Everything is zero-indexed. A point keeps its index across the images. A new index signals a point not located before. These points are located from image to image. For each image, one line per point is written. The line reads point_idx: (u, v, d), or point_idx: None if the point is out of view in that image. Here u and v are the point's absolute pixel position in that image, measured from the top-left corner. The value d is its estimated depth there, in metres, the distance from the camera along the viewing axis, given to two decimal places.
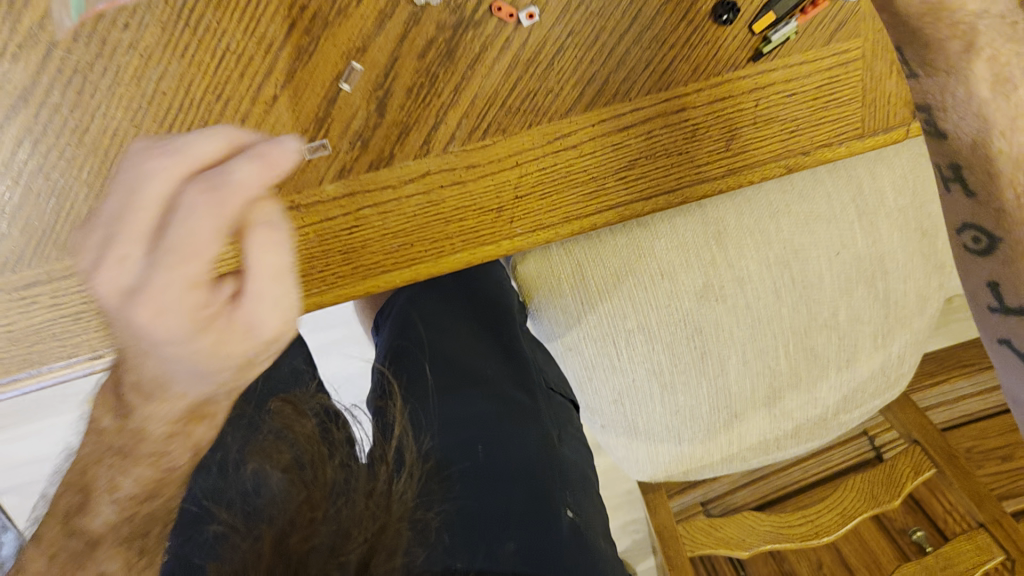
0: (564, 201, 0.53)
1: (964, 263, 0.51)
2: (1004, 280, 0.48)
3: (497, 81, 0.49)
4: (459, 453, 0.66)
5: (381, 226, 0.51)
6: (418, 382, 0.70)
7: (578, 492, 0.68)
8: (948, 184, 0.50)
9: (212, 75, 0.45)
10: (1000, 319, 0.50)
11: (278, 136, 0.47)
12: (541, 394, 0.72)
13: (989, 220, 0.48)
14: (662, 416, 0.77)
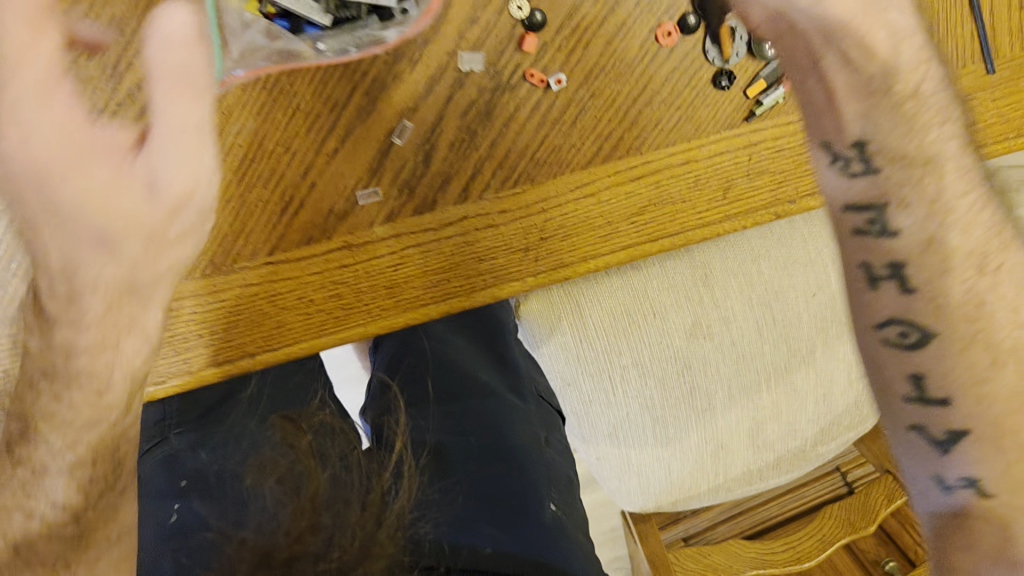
0: (584, 243, 0.60)
1: (881, 360, 0.55)
2: (930, 371, 0.53)
3: (527, 137, 0.56)
4: (459, 444, 0.76)
5: (422, 265, 0.58)
6: (421, 393, 0.82)
7: (561, 488, 0.78)
8: (879, 280, 0.54)
9: (283, 129, 0.52)
10: (914, 408, 0.55)
11: (336, 182, 0.54)
12: (532, 402, 0.83)
13: (924, 315, 0.53)
14: (654, 448, 0.84)
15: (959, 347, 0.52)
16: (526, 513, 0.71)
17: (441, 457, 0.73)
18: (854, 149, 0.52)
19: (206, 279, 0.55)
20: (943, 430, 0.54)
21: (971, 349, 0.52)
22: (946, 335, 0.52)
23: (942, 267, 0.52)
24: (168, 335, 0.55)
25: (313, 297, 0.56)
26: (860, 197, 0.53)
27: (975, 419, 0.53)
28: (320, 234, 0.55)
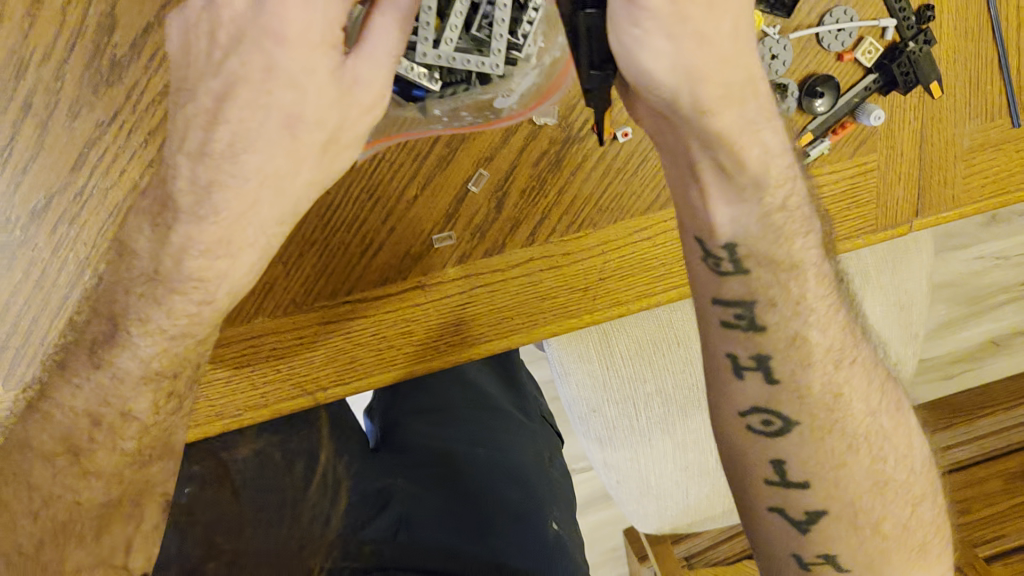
0: (634, 282, 0.63)
1: (745, 445, 0.58)
2: (791, 457, 0.56)
3: (591, 186, 0.59)
4: (464, 467, 0.78)
5: (489, 302, 0.61)
6: (430, 411, 0.83)
7: (564, 508, 0.82)
8: (744, 370, 0.57)
9: (367, 175, 0.55)
10: (775, 490, 0.57)
11: (415, 225, 0.57)
12: (538, 418, 0.90)
13: (783, 405, 0.56)
14: (673, 469, 0.96)
15: (822, 433, 0.56)
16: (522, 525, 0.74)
17: (449, 476, 0.76)
18: (725, 250, 0.55)
19: (285, 320, 0.58)
20: (802, 510, 0.57)
21: (828, 436, 0.56)
22: (807, 425, 0.56)
23: (803, 360, 0.56)
24: (250, 371, 0.59)
25: (385, 333, 0.60)
26: (730, 294, 0.56)
27: (831, 498, 0.56)
28: (395, 275, 0.58)
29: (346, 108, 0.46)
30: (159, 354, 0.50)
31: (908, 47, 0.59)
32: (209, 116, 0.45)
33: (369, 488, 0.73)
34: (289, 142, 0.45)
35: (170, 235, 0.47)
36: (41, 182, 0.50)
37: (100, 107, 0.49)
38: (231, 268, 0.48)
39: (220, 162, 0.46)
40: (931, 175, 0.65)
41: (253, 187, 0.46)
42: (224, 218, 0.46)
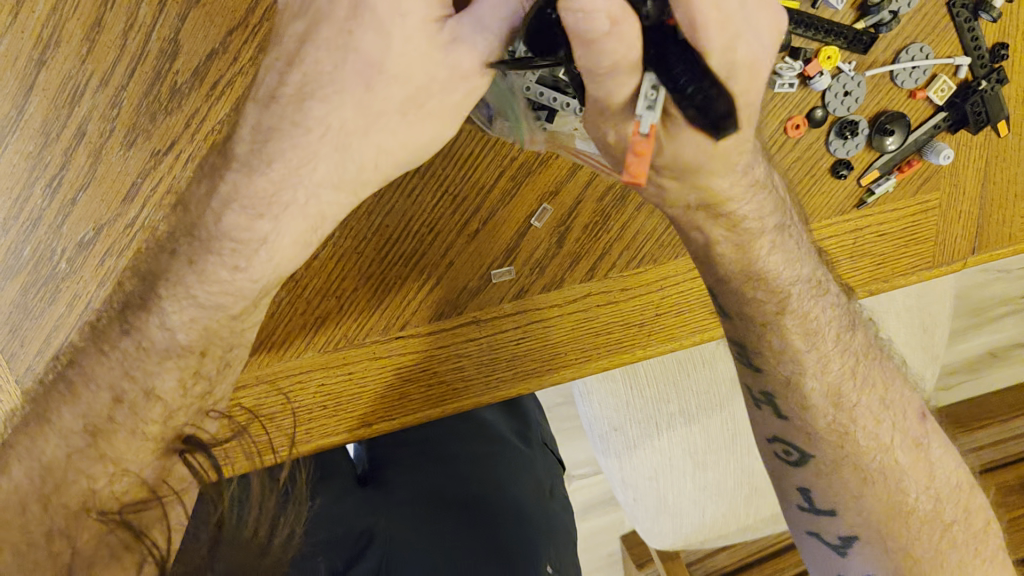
0: (691, 321, 0.61)
1: (778, 471, 0.59)
2: (815, 487, 0.57)
3: (656, 222, 0.58)
4: (457, 501, 0.71)
5: (543, 338, 0.58)
6: (428, 448, 0.76)
7: (562, 548, 0.72)
8: (759, 402, 0.58)
9: (432, 205, 0.53)
10: (807, 515, 0.58)
11: (476, 258, 0.56)
12: (538, 447, 0.82)
13: (799, 438, 0.56)
14: (691, 489, 0.90)
15: (830, 469, 0.56)
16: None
17: (436, 515, 0.69)
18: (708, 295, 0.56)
19: (333, 354, 0.55)
20: (836, 537, 0.57)
21: (841, 470, 0.56)
22: (818, 459, 0.56)
23: (802, 402, 0.56)
24: (292, 407, 0.55)
25: (435, 368, 0.57)
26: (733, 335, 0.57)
27: (861, 524, 0.56)
28: (451, 310, 0.56)
29: (435, 66, 0.40)
30: (191, 324, 0.46)
31: (980, 86, 0.59)
32: (287, 61, 0.42)
33: (344, 531, 0.68)
34: (362, 92, 0.41)
35: (215, 190, 0.45)
36: (90, 215, 0.49)
37: (157, 138, 0.48)
38: (271, 232, 0.44)
39: (289, 105, 0.42)
40: (990, 213, 0.64)
41: (315, 138, 0.42)
42: (275, 171, 0.43)
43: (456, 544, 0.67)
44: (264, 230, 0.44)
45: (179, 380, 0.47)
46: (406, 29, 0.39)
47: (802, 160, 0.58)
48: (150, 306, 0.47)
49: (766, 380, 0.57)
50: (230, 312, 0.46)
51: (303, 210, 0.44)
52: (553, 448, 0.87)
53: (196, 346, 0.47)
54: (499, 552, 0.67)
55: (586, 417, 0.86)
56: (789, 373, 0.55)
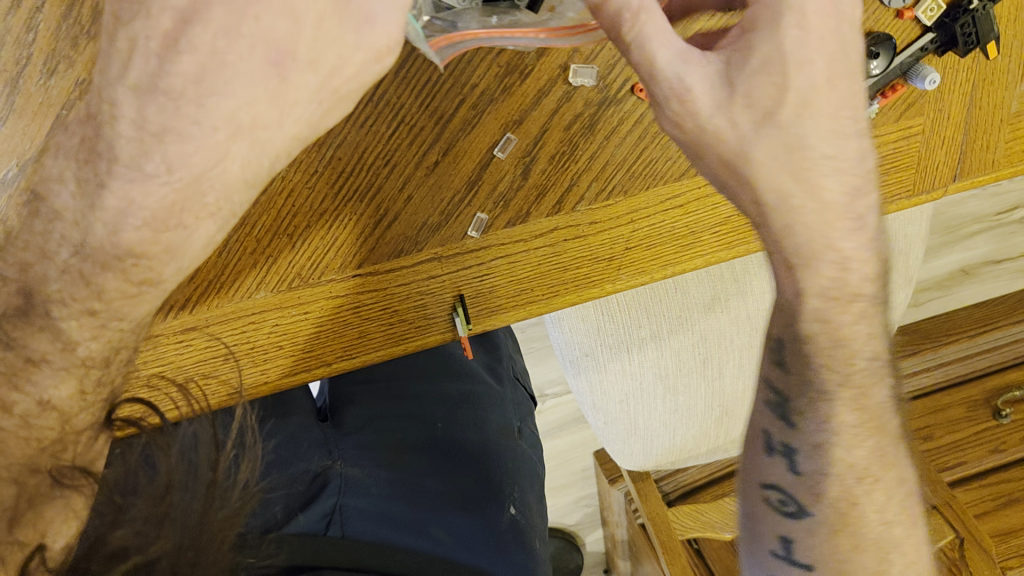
0: (663, 251, 0.59)
1: (762, 514, 0.60)
2: (800, 539, 0.59)
3: (627, 150, 0.54)
4: (421, 432, 0.71)
5: (509, 272, 0.56)
6: (396, 379, 0.75)
7: (523, 487, 0.72)
8: (772, 449, 0.58)
9: (385, 143, 0.50)
10: (781, 563, 0.60)
11: (437, 193, 0.52)
12: (507, 381, 0.82)
13: (804, 496, 0.58)
14: (662, 413, 0.89)
15: (834, 531, 0.57)
16: (472, 513, 0.65)
17: (397, 449, 0.69)
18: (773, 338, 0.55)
19: (288, 294, 0.52)
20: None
21: (842, 534, 0.57)
22: (819, 516, 0.57)
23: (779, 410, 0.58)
24: (248, 347, 0.53)
25: (396, 305, 0.55)
26: (774, 379, 0.57)
27: None
28: (411, 246, 0.53)
29: (349, 49, 0.39)
30: (92, 338, 0.46)
31: (971, 5, 0.55)
32: (166, 41, 0.38)
33: (300, 472, 0.64)
34: (275, 84, 0.40)
35: (97, 204, 0.42)
36: (12, 150, 0.45)
37: (80, 66, 0.45)
38: (182, 240, 0.43)
39: (180, 100, 0.39)
40: (974, 140, 0.62)
41: (223, 138, 0.40)
42: (180, 177, 0.41)
43: (415, 477, 0.67)
44: (173, 241, 0.43)
45: (76, 388, 0.48)
46: (318, 9, 0.38)
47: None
48: (37, 315, 0.46)
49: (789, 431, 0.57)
50: (132, 319, 0.46)
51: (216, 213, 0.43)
52: (524, 381, 0.88)
53: (97, 355, 0.47)
54: (459, 487, 0.67)
55: (558, 342, 0.85)
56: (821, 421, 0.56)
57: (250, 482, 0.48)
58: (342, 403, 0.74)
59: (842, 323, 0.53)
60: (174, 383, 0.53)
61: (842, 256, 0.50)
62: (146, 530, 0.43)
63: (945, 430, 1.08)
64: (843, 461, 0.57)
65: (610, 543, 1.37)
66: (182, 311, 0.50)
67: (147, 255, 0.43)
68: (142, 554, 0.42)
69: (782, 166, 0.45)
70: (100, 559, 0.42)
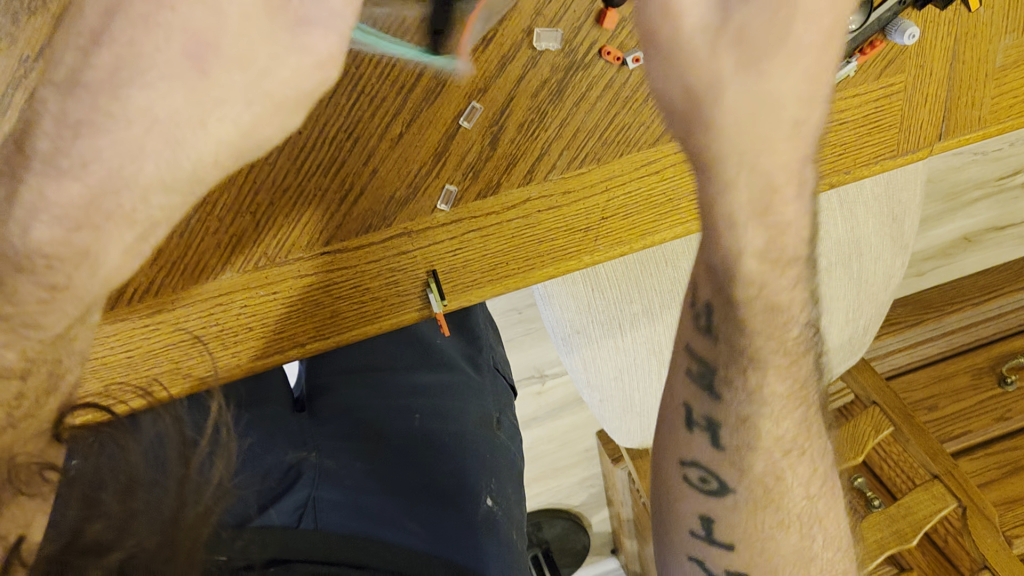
0: (641, 220, 0.57)
1: (681, 491, 0.60)
2: (720, 516, 0.58)
3: (598, 116, 0.53)
4: (398, 419, 0.71)
5: (482, 248, 0.55)
6: (373, 371, 0.75)
7: (501, 478, 0.71)
8: (694, 424, 0.58)
9: (346, 115, 0.49)
10: (699, 542, 0.60)
11: (402, 165, 0.51)
12: (487, 370, 0.82)
13: (729, 474, 0.58)
14: (657, 389, 0.88)
15: (755, 508, 0.58)
16: (445, 505, 0.65)
17: (373, 441, 0.69)
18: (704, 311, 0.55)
19: (255, 274, 0.51)
20: (722, 568, 0.59)
21: (763, 511, 0.58)
22: (739, 492, 0.58)
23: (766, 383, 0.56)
24: (217, 329, 0.52)
25: (367, 283, 0.54)
26: (701, 351, 0.56)
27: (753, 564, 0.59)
28: (378, 223, 0.52)
29: (282, 49, 0.41)
30: (7, 348, 0.45)
31: None
32: (91, 38, 0.40)
33: (273, 463, 0.65)
34: (196, 78, 0.41)
35: (15, 196, 0.42)
36: None
37: (23, 42, 0.44)
38: (100, 240, 0.43)
39: (99, 94, 0.40)
40: (958, 96, 0.60)
41: (139, 130, 0.41)
42: (93, 173, 0.41)
43: (388, 469, 0.67)
44: (86, 240, 0.43)
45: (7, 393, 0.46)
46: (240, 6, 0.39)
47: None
48: None
49: (711, 405, 0.57)
50: (50, 329, 0.46)
51: (130, 216, 0.43)
52: (505, 370, 0.87)
53: (18, 367, 0.46)
54: (437, 476, 0.67)
55: (548, 321, 0.83)
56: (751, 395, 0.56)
57: (224, 478, 0.49)
58: (320, 394, 0.74)
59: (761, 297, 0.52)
60: (142, 367, 0.52)
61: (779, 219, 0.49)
62: (120, 527, 0.43)
63: (950, 401, 1.06)
64: (769, 435, 0.57)
65: (616, 523, 1.36)
66: (146, 296, 0.50)
67: (62, 257, 0.43)
68: (118, 549, 0.42)
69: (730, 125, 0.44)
70: (74, 555, 0.41)
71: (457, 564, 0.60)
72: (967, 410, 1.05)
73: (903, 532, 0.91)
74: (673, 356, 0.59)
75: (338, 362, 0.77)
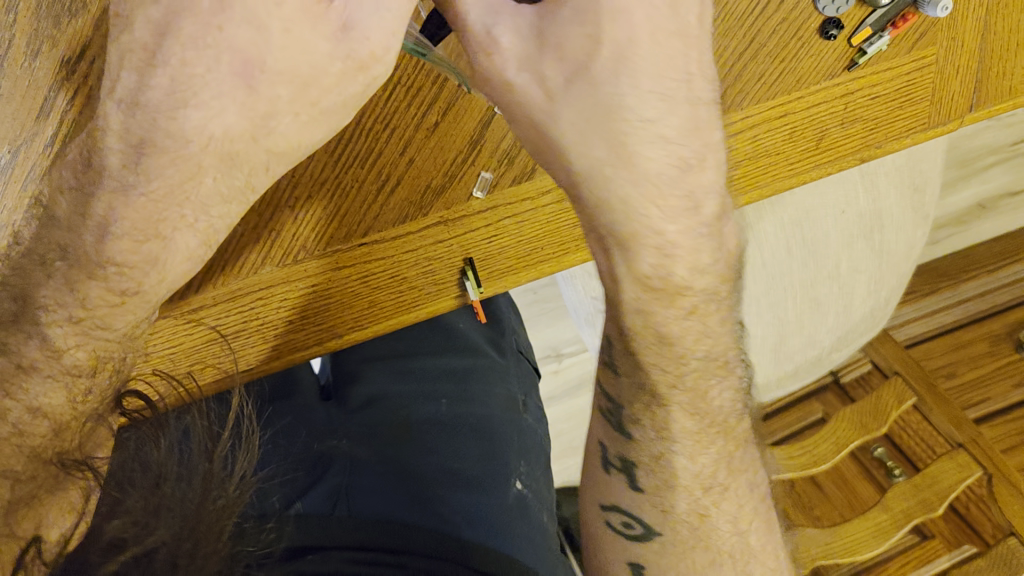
0: None
1: (607, 536, 0.61)
2: (649, 562, 0.59)
3: None
4: (425, 404, 0.71)
5: (517, 234, 0.55)
6: (400, 357, 0.75)
7: (529, 463, 0.72)
8: (610, 467, 0.59)
9: (384, 105, 0.48)
10: None
11: (440, 153, 0.51)
12: (511, 354, 0.82)
13: (651, 515, 0.58)
14: None
15: (680, 550, 0.58)
16: (480, 492, 0.65)
17: (404, 426, 0.69)
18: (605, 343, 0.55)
19: (293, 267, 0.51)
20: None
21: (692, 551, 0.58)
22: (666, 537, 0.58)
23: None
24: (256, 322, 0.53)
25: (403, 272, 0.54)
26: (609, 391, 0.57)
27: None
28: (416, 212, 0.52)
29: (319, 56, 0.40)
30: (76, 346, 0.47)
31: None
32: (146, 54, 0.39)
33: (303, 451, 0.65)
34: (244, 95, 0.40)
35: (86, 212, 0.43)
36: (3, 137, 0.44)
37: (65, 44, 0.44)
38: (161, 251, 0.44)
39: (158, 115, 0.40)
40: (990, 69, 0.60)
41: (196, 149, 0.41)
42: (157, 188, 0.42)
43: (421, 454, 0.67)
44: (153, 251, 0.44)
45: (66, 396, 0.48)
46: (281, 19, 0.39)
47: (781, 36, 0.53)
48: (30, 322, 0.46)
49: (627, 449, 0.58)
50: (118, 329, 0.47)
51: (193, 227, 0.44)
52: (528, 354, 0.86)
53: (84, 364, 0.47)
54: (469, 463, 0.67)
55: (573, 300, 0.83)
56: (649, 442, 0.57)
57: (250, 471, 0.46)
58: (345, 384, 0.74)
59: (675, 318, 0.50)
60: (184, 365, 0.52)
61: (670, 245, 0.46)
62: (144, 521, 0.41)
63: (967, 367, 1.06)
64: (684, 472, 0.57)
65: None
66: (188, 292, 0.50)
67: (127, 264, 0.44)
68: (140, 544, 0.40)
69: (603, 116, 0.41)
70: (96, 551, 0.40)
71: (493, 549, 0.60)
72: (992, 375, 1.05)
73: (929, 500, 0.91)
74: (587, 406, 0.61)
75: (359, 350, 0.76)
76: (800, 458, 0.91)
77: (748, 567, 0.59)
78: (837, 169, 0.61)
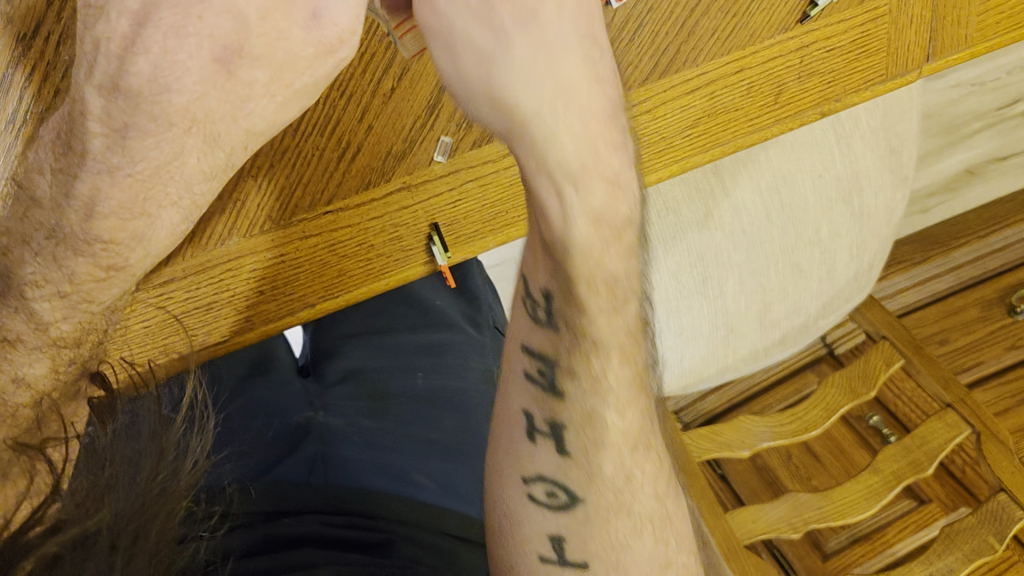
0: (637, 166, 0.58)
1: (512, 507, 0.55)
2: (572, 533, 0.54)
3: None
4: (401, 376, 0.72)
5: (480, 198, 0.57)
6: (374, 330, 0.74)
7: None
8: (536, 433, 0.54)
9: (341, 71, 0.49)
10: (548, 568, 0.54)
11: (399, 119, 0.52)
12: (489, 330, 0.79)
13: (576, 480, 0.53)
14: (668, 335, 0.87)
15: (606, 516, 0.53)
16: (455, 461, 0.67)
17: (382, 400, 0.70)
18: (542, 296, 0.51)
19: (260, 238, 0.52)
20: None
21: (612, 519, 0.53)
22: (589, 504, 0.53)
23: None
24: (228, 294, 0.54)
25: (370, 240, 0.55)
26: (538, 346, 0.53)
27: None
28: (379, 178, 0.53)
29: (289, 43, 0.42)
30: (62, 320, 0.49)
31: None
32: (123, 42, 0.40)
33: (282, 424, 0.68)
34: (223, 79, 0.42)
35: (66, 191, 0.45)
36: None
37: (21, 23, 0.44)
38: (147, 229, 0.46)
39: (138, 100, 0.42)
40: (945, 17, 0.60)
41: (179, 132, 0.43)
42: (142, 169, 0.44)
43: (397, 426, 0.69)
44: (139, 228, 0.46)
45: (49, 366, 0.50)
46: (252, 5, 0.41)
47: None
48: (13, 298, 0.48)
49: (552, 409, 0.53)
50: (102, 302, 0.49)
51: (175, 204, 0.46)
52: None
53: (69, 337, 0.50)
54: (444, 434, 0.69)
55: None
56: (586, 404, 0.52)
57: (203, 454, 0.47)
58: (323, 358, 0.74)
59: (614, 275, 0.49)
60: (159, 339, 0.53)
61: (619, 196, 0.46)
62: (88, 504, 0.41)
63: (960, 332, 1.04)
64: (613, 428, 0.53)
65: None
66: (159, 266, 0.51)
67: (117, 242, 0.46)
68: (86, 525, 0.40)
69: (555, 86, 0.41)
70: (39, 535, 0.40)
71: (464, 518, 0.63)
72: (988, 338, 1.03)
73: (919, 460, 0.81)
74: (509, 361, 0.55)
75: (333, 323, 0.76)
76: (787, 424, 0.83)
77: (666, 531, 0.54)
78: (797, 124, 0.62)
